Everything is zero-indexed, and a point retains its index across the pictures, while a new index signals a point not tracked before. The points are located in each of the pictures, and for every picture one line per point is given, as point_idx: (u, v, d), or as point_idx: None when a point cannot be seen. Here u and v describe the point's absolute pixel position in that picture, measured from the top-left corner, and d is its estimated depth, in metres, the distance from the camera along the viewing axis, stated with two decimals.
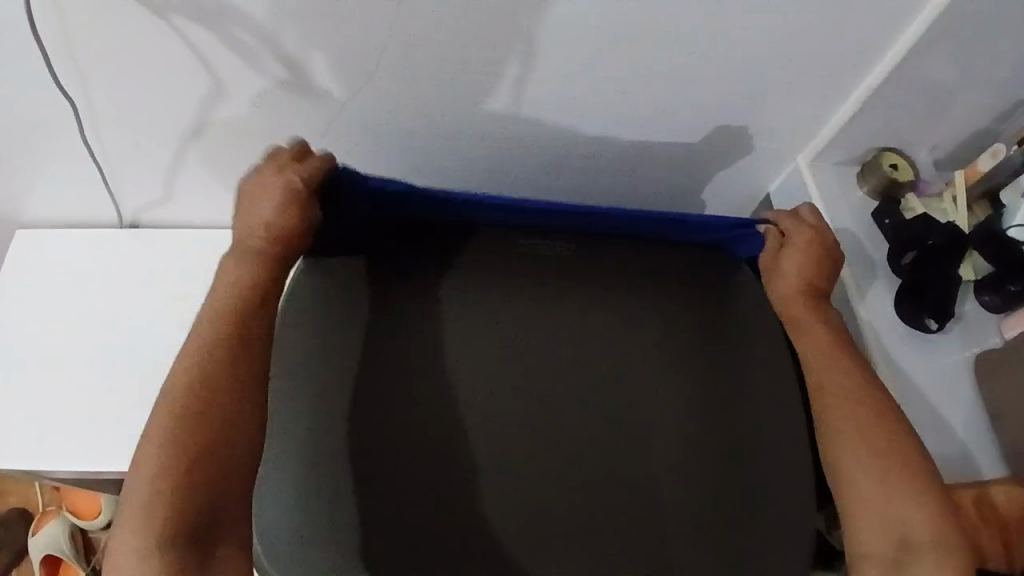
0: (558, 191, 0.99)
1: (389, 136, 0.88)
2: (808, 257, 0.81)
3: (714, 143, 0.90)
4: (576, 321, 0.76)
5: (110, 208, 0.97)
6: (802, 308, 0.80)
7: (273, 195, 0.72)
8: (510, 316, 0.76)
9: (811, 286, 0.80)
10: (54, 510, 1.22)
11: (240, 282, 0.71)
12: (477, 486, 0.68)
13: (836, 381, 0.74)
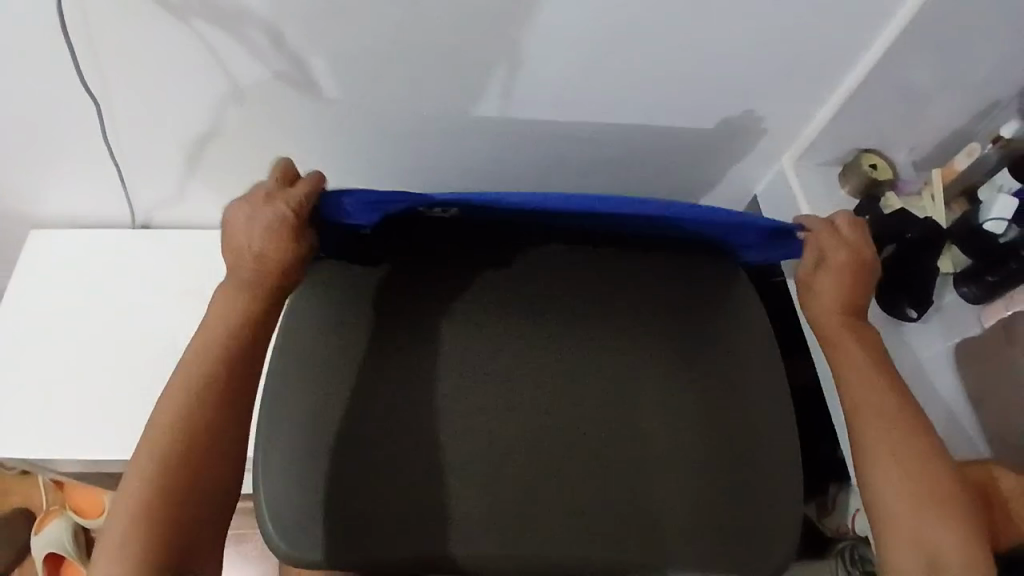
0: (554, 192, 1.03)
1: (391, 139, 0.92)
2: (845, 278, 0.75)
3: (702, 144, 0.95)
4: (574, 365, 0.75)
5: (123, 207, 1.01)
6: (837, 328, 0.74)
7: (264, 220, 0.68)
8: (508, 354, 0.74)
9: (853, 309, 0.75)
10: (57, 510, 1.24)
11: (228, 314, 0.68)
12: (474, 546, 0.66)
13: (874, 405, 0.69)
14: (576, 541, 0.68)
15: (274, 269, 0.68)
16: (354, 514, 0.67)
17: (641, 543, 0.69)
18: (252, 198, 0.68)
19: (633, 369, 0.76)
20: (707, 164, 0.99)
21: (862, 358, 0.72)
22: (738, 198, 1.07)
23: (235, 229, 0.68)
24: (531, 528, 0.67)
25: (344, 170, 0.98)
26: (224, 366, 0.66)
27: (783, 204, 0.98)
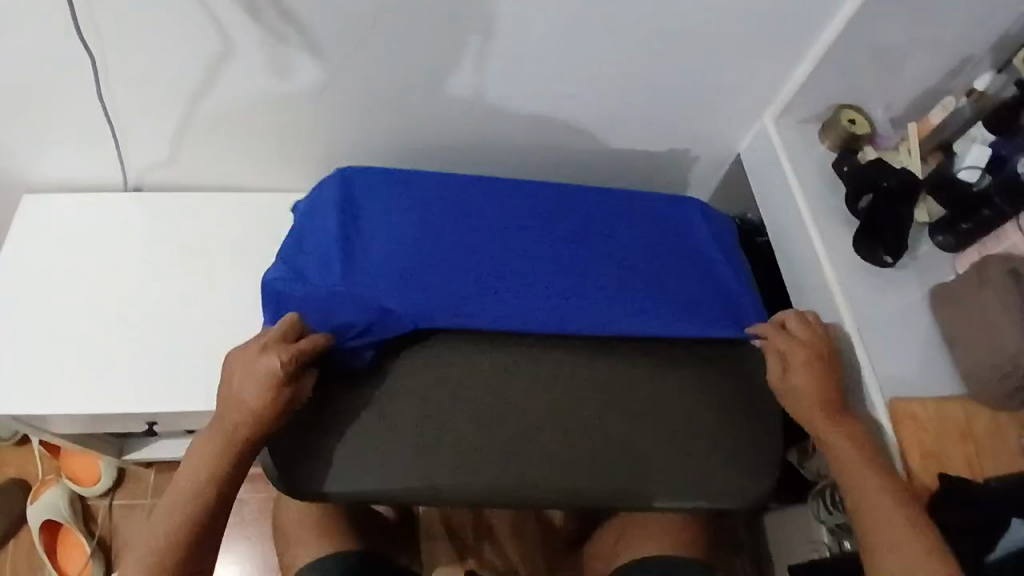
0: (543, 154, 1.05)
1: (380, 100, 0.93)
2: (814, 375, 0.79)
3: (685, 102, 0.97)
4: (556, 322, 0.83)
5: (115, 169, 1.02)
6: (814, 412, 0.77)
7: (255, 372, 0.72)
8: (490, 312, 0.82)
9: (834, 404, 0.77)
10: (53, 479, 1.24)
11: (214, 447, 0.72)
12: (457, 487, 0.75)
13: (868, 492, 0.71)
14: (473, 483, 0.75)
15: (259, 418, 0.72)
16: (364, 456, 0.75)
17: (539, 487, 0.76)
18: (248, 350, 0.74)
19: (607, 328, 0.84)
20: (690, 124, 1.01)
21: (847, 442, 0.75)
22: (722, 158, 1.09)
23: (232, 375, 0.74)
24: (429, 469, 0.75)
25: (333, 133, 0.99)
26: (207, 494, 0.71)
27: (765, 161, 1.00)
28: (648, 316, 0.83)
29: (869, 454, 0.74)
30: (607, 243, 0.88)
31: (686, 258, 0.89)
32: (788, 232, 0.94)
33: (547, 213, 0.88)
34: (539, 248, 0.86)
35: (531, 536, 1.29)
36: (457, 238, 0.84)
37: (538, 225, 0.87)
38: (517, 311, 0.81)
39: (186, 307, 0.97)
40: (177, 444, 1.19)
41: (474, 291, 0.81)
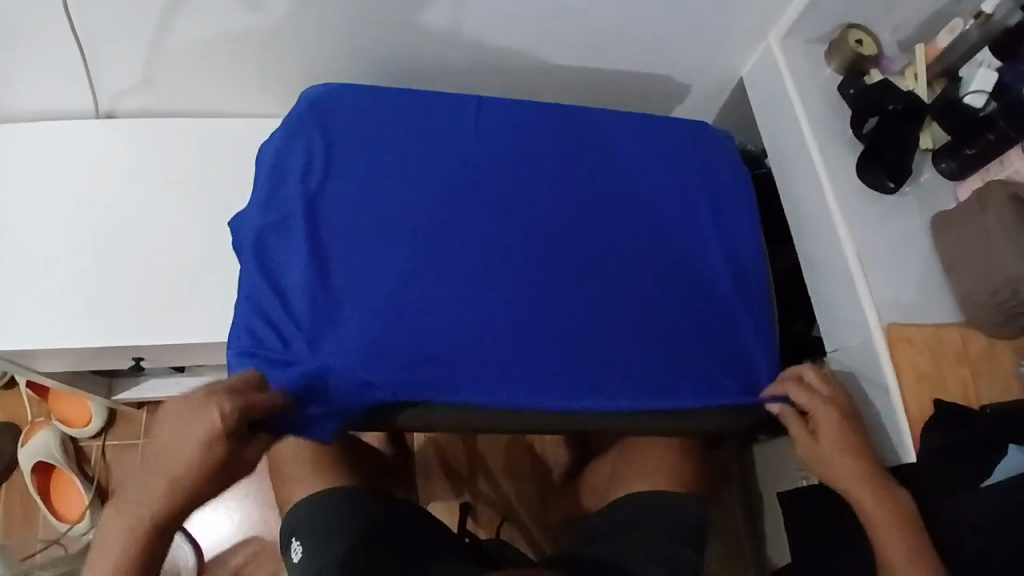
0: (538, 76, 1.01)
1: (366, 17, 0.88)
2: (841, 443, 0.75)
3: (686, 22, 0.93)
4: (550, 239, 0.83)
5: (86, 95, 0.97)
6: (836, 467, 0.74)
7: (197, 437, 0.66)
8: (488, 228, 0.82)
9: (868, 458, 0.74)
10: (42, 422, 1.23)
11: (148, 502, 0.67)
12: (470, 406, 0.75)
13: (902, 554, 0.69)
14: (458, 405, 0.74)
15: (192, 478, 0.67)
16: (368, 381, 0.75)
17: (527, 410, 0.75)
18: (188, 399, 0.68)
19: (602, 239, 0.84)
20: (690, 46, 0.97)
21: (879, 505, 0.71)
22: (723, 82, 1.06)
23: (173, 428, 0.67)
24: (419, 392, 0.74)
25: (316, 51, 0.94)
26: (133, 555, 0.67)
27: (767, 85, 0.97)
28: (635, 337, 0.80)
29: (897, 513, 0.70)
30: (590, 233, 0.83)
31: (672, 247, 0.85)
32: (790, 159, 0.92)
33: (530, 192, 0.83)
34: (515, 246, 0.81)
35: (525, 471, 1.31)
36: (448, 270, 0.78)
37: (517, 209, 0.82)
38: (520, 356, 0.76)
39: (170, 241, 0.93)
40: (167, 382, 1.18)
41: (473, 337, 0.76)
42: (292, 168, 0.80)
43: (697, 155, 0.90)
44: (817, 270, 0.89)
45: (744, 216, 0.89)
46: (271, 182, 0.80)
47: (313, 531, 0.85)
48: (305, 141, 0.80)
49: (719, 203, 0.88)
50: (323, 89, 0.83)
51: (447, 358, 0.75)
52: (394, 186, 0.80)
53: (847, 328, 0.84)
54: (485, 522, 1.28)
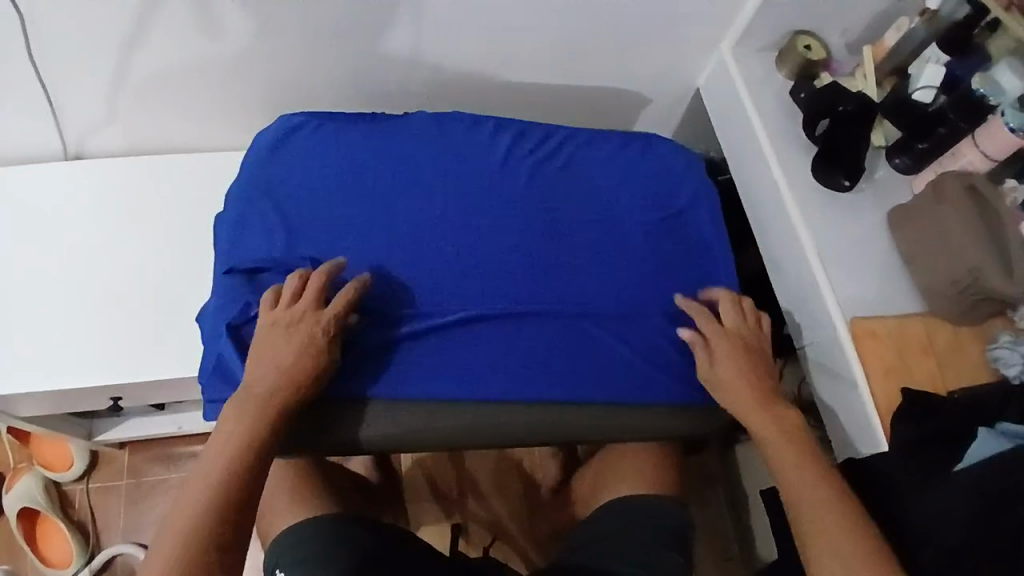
0: (496, 94, 1.04)
1: (324, 46, 0.90)
2: (734, 362, 0.78)
3: (639, 35, 0.96)
4: (516, 199, 0.85)
5: (54, 135, 0.98)
6: (737, 386, 0.77)
7: (293, 338, 0.72)
8: (459, 212, 0.83)
9: (766, 389, 0.77)
10: (25, 467, 1.22)
11: (249, 415, 0.69)
12: (449, 432, 0.76)
13: (805, 491, 0.68)
14: (442, 425, 0.76)
15: (299, 383, 0.71)
16: (346, 408, 0.75)
17: (518, 427, 0.77)
18: (281, 315, 0.73)
19: (576, 212, 0.86)
20: (645, 58, 1.00)
21: (768, 422, 0.75)
22: (682, 93, 1.08)
23: (261, 349, 0.72)
24: (408, 417, 0.75)
25: (280, 81, 0.96)
26: (248, 452, 0.67)
27: (723, 93, 1.00)
28: (632, 293, 0.83)
29: (799, 447, 0.72)
30: (560, 266, 0.83)
31: (636, 242, 0.86)
32: (748, 163, 0.94)
33: (474, 162, 0.85)
34: (488, 284, 0.80)
35: (514, 487, 1.30)
36: (446, 215, 0.82)
37: (487, 247, 0.82)
38: (539, 296, 0.81)
39: (142, 277, 0.94)
40: (147, 420, 1.17)
41: (489, 272, 0.81)
42: (255, 240, 0.79)
43: (658, 175, 0.91)
44: (781, 270, 0.90)
45: (711, 227, 0.89)
46: (233, 258, 0.79)
47: (303, 557, 0.84)
48: (261, 204, 0.81)
49: (685, 218, 0.89)
50: (268, 139, 0.84)
51: (471, 299, 0.79)
52: (363, 239, 0.80)
53: (815, 325, 0.85)
54: (477, 541, 1.27)
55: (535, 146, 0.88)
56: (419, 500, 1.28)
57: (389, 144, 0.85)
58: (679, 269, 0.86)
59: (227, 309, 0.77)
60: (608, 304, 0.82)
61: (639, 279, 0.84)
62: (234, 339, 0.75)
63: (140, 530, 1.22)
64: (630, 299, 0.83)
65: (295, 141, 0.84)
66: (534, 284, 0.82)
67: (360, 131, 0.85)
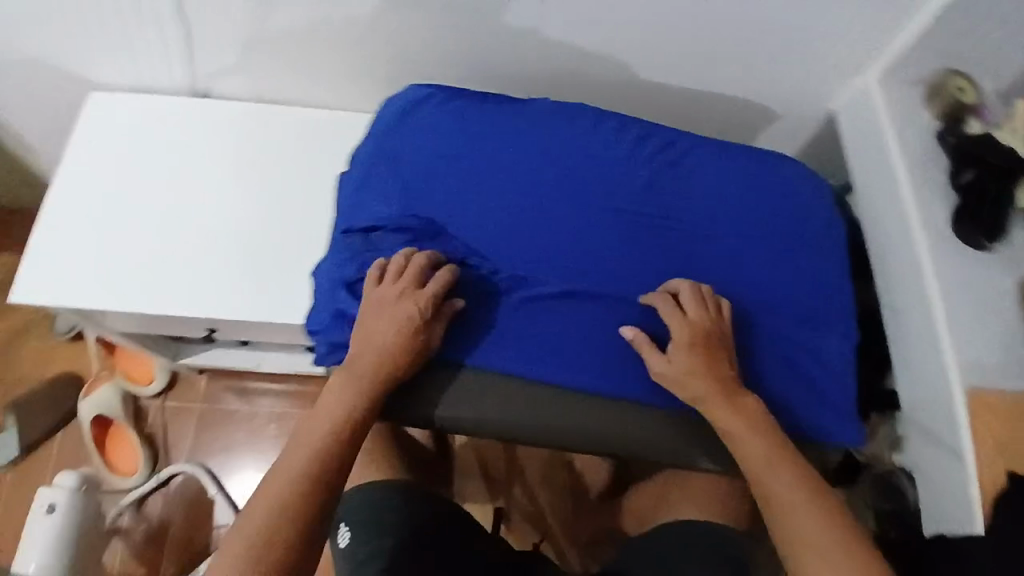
0: (618, 91, 1.01)
1: (456, 20, 0.89)
2: (693, 360, 0.73)
3: (780, 49, 0.92)
4: (637, 193, 0.82)
5: (179, 73, 1.00)
6: (699, 385, 0.73)
7: (393, 317, 0.72)
8: (579, 200, 0.81)
9: (730, 384, 0.73)
10: (106, 375, 1.29)
11: (350, 388, 0.70)
12: (581, 437, 0.75)
13: (778, 484, 0.68)
14: (518, 419, 0.74)
15: (393, 363, 0.71)
16: (492, 394, 0.75)
17: (633, 442, 0.76)
18: (382, 292, 0.73)
19: (696, 221, 0.83)
20: (784, 74, 0.96)
21: (730, 416, 0.72)
22: (815, 116, 1.03)
23: (361, 326, 0.73)
24: (489, 406, 0.74)
25: (410, 53, 0.95)
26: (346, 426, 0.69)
27: (862, 124, 0.94)
28: (745, 306, 0.81)
29: (764, 439, 0.70)
30: (674, 266, 0.81)
31: (754, 252, 0.83)
32: (880, 201, 0.90)
33: (598, 148, 0.83)
34: (595, 282, 0.78)
35: (560, 480, 1.32)
36: (566, 201, 0.81)
37: (601, 242, 0.80)
38: (653, 295, 0.80)
39: (245, 217, 0.95)
40: (227, 352, 1.23)
41: (604, 263, 0.79)
42: (373, 201, 0.79)
43: (786, 198, 0.87)
44: (899, 320, 0.86)
45: (835, 257, 0.86)
46: (350, 218, 0.80)
47: (369, 524, 0.86)
48: (383, 167, 0.81)
49: (810, 243, 0.85)
50: (395, 107, 0.84)
51: (585, 285, 0.78)
52: (481, 214, 0.79)
53: (929, 384, 0.81)
54: (517, 530, 1.29)
55: (662, 149, 0.85)
56: (467, 481, 1.31)
57: (513, 121, 0.83)
58: (795, 298, 0.82)
59: (342, 266, 0.77)
60: (718, 315, 0.80)
61: (753, 291, 0.82)
62: (348, 295, 0.76)
63: (204, 455, 1.31)
64: (743, 312, 0.81)
65: (424, 109, 0.83)
66: (647, 282, 0.80)
67: (487, 105, 0.84)
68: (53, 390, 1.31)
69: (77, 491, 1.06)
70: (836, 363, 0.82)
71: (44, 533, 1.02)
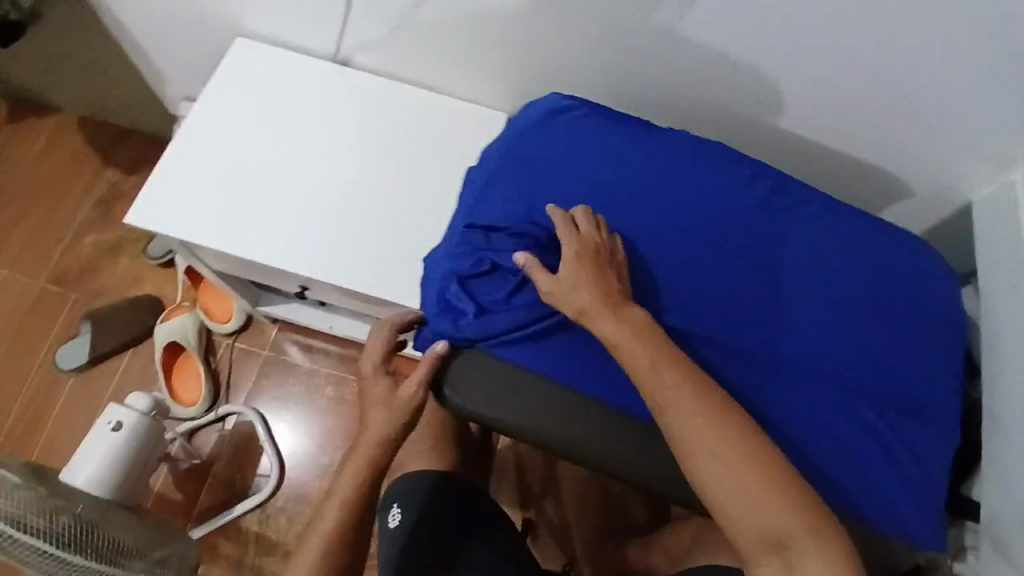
0: (745, 120, 1.03)
1: (614, 26, 0.92)
2: (580, 276, 0.73)
3: (919, 122, 0.92)
4: (758, 243, 0.82)
5: (331, 38, 1.08)
6: (637, 348, 0.69)
7: (389, 406, 0.77)
8: (700, 238, 0.81)
9: (613, 297, 0.72)
10: (185, 306, 1.33)
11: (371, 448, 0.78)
12: (648, 474, 0.72)
13: (686, 417, 0.66)
14: (558, 436, 0.72)
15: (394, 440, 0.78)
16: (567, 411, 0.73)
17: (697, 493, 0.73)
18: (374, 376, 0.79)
19: (810, 282, 0.83)
20: (920, 149, 0.96)
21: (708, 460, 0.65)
22: (947, 200, 1.02)
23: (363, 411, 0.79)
24: (545, 416, 0.72)
25: (561, 57, 1.01)
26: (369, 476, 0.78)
27: (995, 216, 0.93)
28: (847, 376, 0.80)
29: (668, 368, 0.68)
30: (781, 323, 0.81)
31: (864, 326, 0.82)
32: (1000, 299, 0.87)
33: (727, 192, 0.84)
34: (700, 320, 0.79)
35: (594, 507, 1.30)
36: (687, 237, 0.81)
37: (713, 284, 0.80)
38: (757, 347, 0.79)
39: (363, 187, 1.03)
40: (304, 310, 1.26)
41: (715, 307, 0.79)
42: (499, 205, 0.81)
43: (903, 277, 0.86)
44: (1001, 425, 0.83)
45: (942, 353, 0.85)
46: (472, 213, 0.82)
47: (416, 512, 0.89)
48: (515, 170, 0.83)
49: (918, 333, 0.84)
50: (535, 114, 0.86)
51: (692, 322, 0.78)
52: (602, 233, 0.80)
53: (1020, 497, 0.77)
54: (542, 546, 1.29)
55: (788, 204, 0.85)
56: (502, 488, 1.31)
57: (648, 149, 0.84)
58: (895, 381, 0.81)
59: (456, 257, 0.78)
60: (817, 381, 0.79)
61: (856, 364, 0.81)
62: (459, 289, 0.77)
63: (260, 401, 1.34)
64: (843, 383, 0.80)
65: (560, 121, 0.85)
66: (753, 334, 0.79)
67: (625, 129, 0.85)
68: (131, 308, 1.34)
69: (146, 416, 1.09)
70: (924, 455, 0.80)
71: (108, 448, 1.04)
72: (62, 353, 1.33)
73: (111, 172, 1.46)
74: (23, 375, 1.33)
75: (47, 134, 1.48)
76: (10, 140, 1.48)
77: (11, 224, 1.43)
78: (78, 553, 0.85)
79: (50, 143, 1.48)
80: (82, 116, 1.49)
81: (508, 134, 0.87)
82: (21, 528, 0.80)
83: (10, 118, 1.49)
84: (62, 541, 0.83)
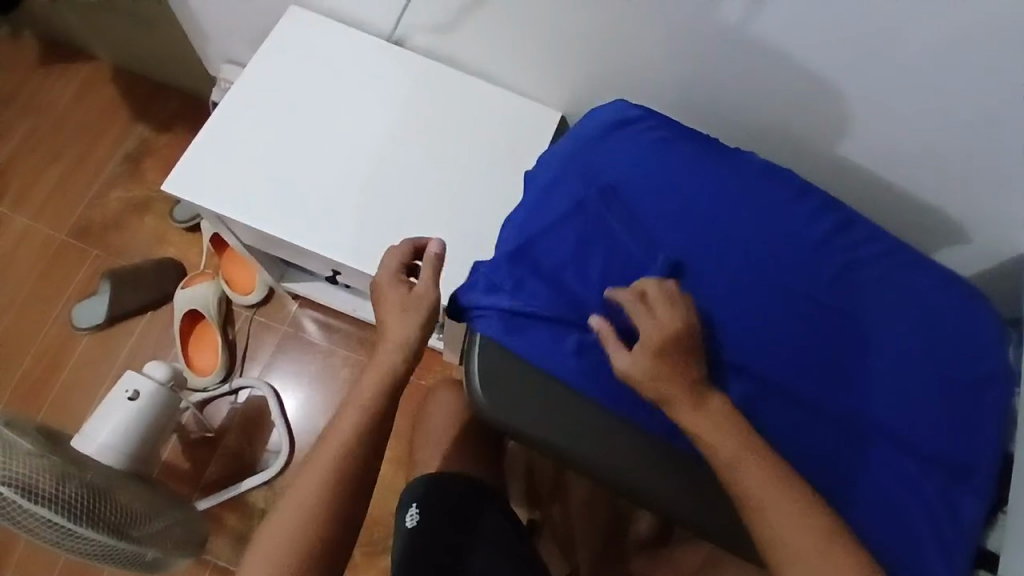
0: (799, 141, 1.01)
1: (684, 35, 0.91)
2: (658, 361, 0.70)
3: (983, 167, 0.90)
4: (813, 277, 0.81)
5: (389, 16, 1.07)
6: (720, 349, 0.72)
7: (403, 310, 0.77)
8: (751, 270, 0.80)
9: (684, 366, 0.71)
10: (207, 274, 1.31)
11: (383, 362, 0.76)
12: (644, 487, 0.72)
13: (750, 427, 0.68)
14: (562, 443, 0.72)
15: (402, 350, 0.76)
16: (572, 414, 0.73)
17: (692, 511, 0.72)
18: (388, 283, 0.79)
19: (861, 322, 0.80)
20: (981, 195, 0.94)
21: (740, 456, 0.68)
22: (1003, 249, 1.00)
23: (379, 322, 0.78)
24: (550, 416, 0.72)
25: (626, 63, 0.99)
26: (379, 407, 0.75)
27: None
28: (892, 423, 0.78)
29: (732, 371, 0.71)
30: (826, 362, 0.79)
31: (914, 374, 0.80)
32: None
33: (788, 226, 0.82)
34: (743, 353, 0.77)
35: (601, 513, 1.22)
36: (739, 267, 0.80)
37: (762, 316, 0.79)
38: (800, 384, 0.77)
39: (405, 171, 1.01)
40: (325, 292, 1.24)
41: (761, 341, 0.78)
42: (552, 214, 0.80)
43: (961, 327, 0.82)
44: None
45: (995, 409, 0.81)
46: (526, 219, 0.80)
47: (434, 511, 0.88)
48: (570, 180, 0.82)
49: (972, 389, 0.81)
50: (595, 125, 0.85)
51: (739, 352, 0.77)
52: (652, 253, 0.79)
53: None
54: (547, 546, 1.24)
55: (848, 242, 0.83)
56: (511, 490, 1.26)
57: (707, 172, 0.83)
58: (941, 433, 0.78)
59: (505, 261, 0.78)
60: (857, 425, 0.77)
61: (901, 413, 0.78)
62: (499, 294, 0.76)
63: (275, 376, 1.32)
64: (883, 430, 0.77)
65: (624, 132, 0.84)
66: (797, 370, 0.78)
67: (686, 149, 0.84)
68: (152, 270, 1.32)
69: (163, 385, 1.09)
70: (960, 509, 0.77)
71: (121, 415, 1.03)
72: (78, 309, 1.31)
73: (140, 128, 1.44)
74: (37, 328, 1.31)
75: (84, 82, 1.47)
76: (42, 87, 1.46)
77: (36, 173, 1.40)
78: (87, 525, 0.82)
79: (82, 94, 1.46)
80: (116, 69, 1.47)
81: (567, 140, 0.86)
82: (30, 498, 0.77)
83: (44, 65, 1.47)
84: (72, 512, 0.80)
